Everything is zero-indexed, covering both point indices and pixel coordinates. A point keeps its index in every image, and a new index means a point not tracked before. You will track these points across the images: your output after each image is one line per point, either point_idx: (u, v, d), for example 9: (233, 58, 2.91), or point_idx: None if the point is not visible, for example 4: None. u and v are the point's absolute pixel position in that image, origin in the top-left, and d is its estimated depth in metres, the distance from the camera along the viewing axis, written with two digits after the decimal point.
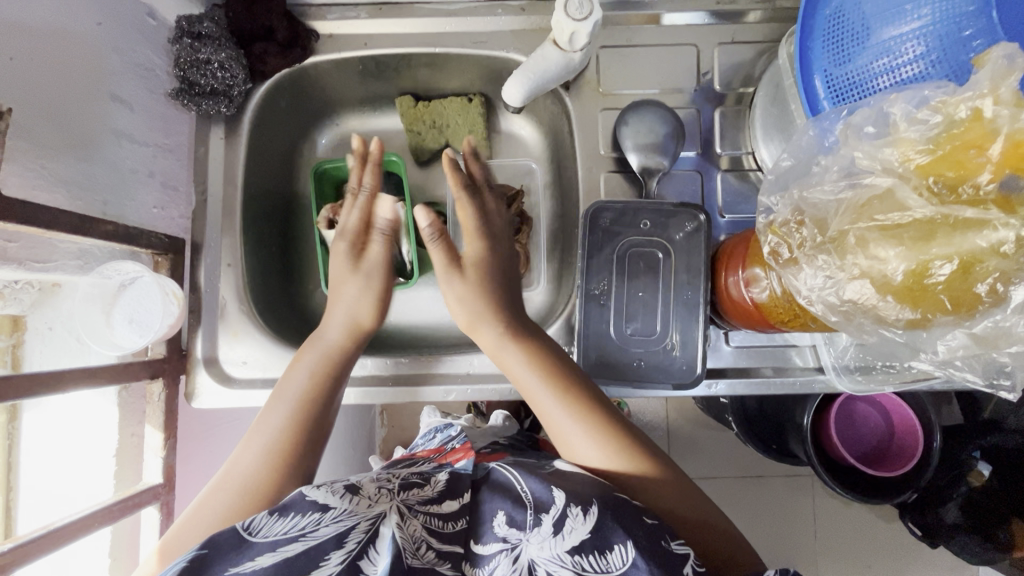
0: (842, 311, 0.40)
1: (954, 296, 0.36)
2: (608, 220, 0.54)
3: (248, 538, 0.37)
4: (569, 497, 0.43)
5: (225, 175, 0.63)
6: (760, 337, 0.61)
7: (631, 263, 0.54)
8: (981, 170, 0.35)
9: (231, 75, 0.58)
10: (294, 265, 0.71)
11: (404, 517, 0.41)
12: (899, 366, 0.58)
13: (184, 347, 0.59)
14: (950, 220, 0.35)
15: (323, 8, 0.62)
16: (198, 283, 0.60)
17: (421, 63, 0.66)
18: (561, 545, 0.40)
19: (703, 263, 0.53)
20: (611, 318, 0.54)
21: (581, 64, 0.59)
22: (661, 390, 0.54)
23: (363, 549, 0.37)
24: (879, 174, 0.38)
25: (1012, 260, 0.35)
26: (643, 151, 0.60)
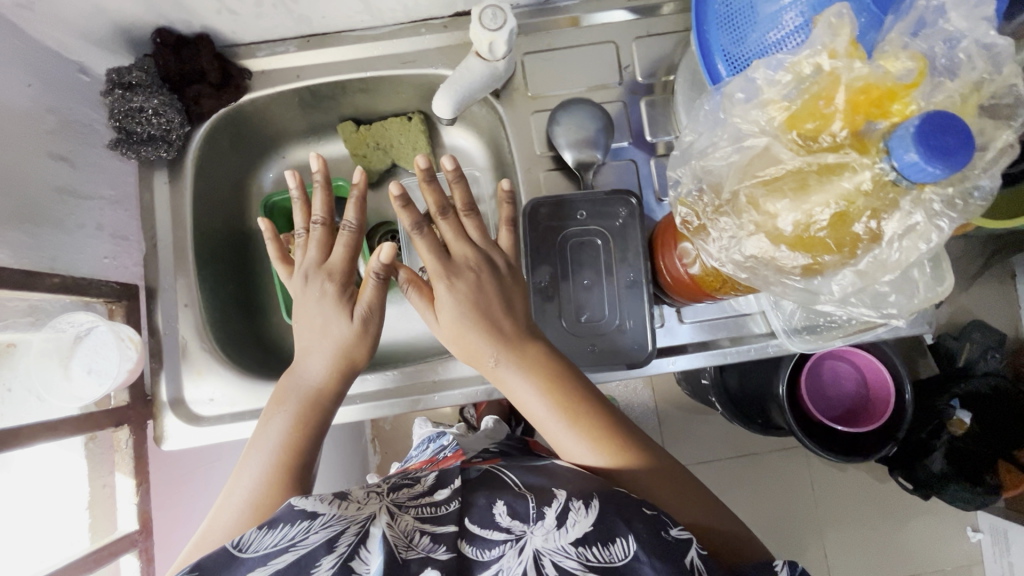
0: (748, 267, 0.42)
1: (837, 239, 0.39)
2: (545, 214, 0.56)
3: (238, 555, 0.39)
4: (570, 492, 0.44)
5: (173, 219, 0.63)
6: (704, 310, 0.64)
7: (572, 253, 0.56)
8: (834, 119, 0.37)
9: (168, 120, 0.59)
10: (256, 300, 0.71)
11: (394, 516, 0.43)
12: (840, 320, 0.60)
13: (149, 393, 0.59)
14: (816, 168, 0.38)
15: (252, 47, 0.64)
16: (157, 326, 0.60)
17: (356, 89, 0.68)
18: (564, 537, 0.41)
19: (641, 246, 0.55)
20: (560, 309, 0.56)
21: (506, 72, 0.62)
22: (620, 368, 0.56)
23: (355, 550, 0.40)
24: (757, 135, 0.41)
25: (875, 196, 0.37)
26: (576, 147, 0.62)
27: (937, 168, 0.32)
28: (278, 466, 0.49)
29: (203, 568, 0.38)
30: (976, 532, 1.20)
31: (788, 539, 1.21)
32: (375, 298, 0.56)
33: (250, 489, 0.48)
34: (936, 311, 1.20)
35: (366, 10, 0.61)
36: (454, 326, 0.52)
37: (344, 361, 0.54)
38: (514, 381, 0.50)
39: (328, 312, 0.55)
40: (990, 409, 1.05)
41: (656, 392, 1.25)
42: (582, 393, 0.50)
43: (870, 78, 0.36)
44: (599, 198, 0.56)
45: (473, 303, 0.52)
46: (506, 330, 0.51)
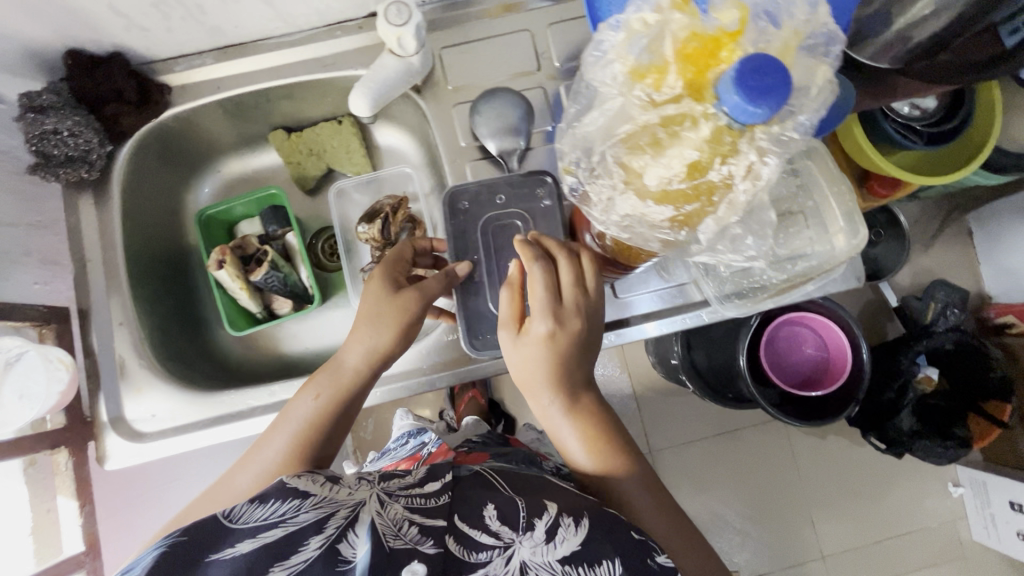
0: (626, 227, 0.42)
1: (696, 191, 0.38)
2: (466, 203, 0.57)
3: (229, 526, 0.40)
4: (560, 509, 0.45)
5: (102, 239, 0.62)
6: (625, 286, 0.65)
7: (493, 235, 0.57)
8: (668, 72, 0.37)
9: (86, 140, 0.59)
10: (199, 317, 0.72)
11: (384, 504, 0.44)
12: (763, 281, 0.60)
13: (89, 413, 0.59)
14: (662, 123, 0.37)
15: (169, 62, 0.64)
16: (92, 346, 0.60)
17: (280, 96, 0.68)
18: (553, 553, 0.41)
19: (562, 225, 0.56)
20: (484, 294, 0.56)
21: (423, 68, 0.63)
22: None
23: (342, 533, 0.40)
24: (612, 94, 0.40)
25: (726, 148, 0.36)
26: (498, 136, 0.63)
27: (760, 108, 0.31)
28: (301, 452, 0.52)
29: (192, 537, 0.39)
30: (956, 487, 1.22)
31: (775, 512, 1.22)
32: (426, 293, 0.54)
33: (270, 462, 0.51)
34: (899, 273, 1.21)
35: (279, 16, 0.62)
36: (525, 364, 0.51)
37: (382, 356, 0.55)
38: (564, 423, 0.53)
39: (376, 319, 0.54)
40: (953, 365, 1.08)
41: (634, 379, 1.25)
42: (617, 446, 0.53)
43: (696, 27, 0.37)
44: (519, 181, 0.57)
45: (557, 347, 0.51)
46: (567, 375, 0.51)
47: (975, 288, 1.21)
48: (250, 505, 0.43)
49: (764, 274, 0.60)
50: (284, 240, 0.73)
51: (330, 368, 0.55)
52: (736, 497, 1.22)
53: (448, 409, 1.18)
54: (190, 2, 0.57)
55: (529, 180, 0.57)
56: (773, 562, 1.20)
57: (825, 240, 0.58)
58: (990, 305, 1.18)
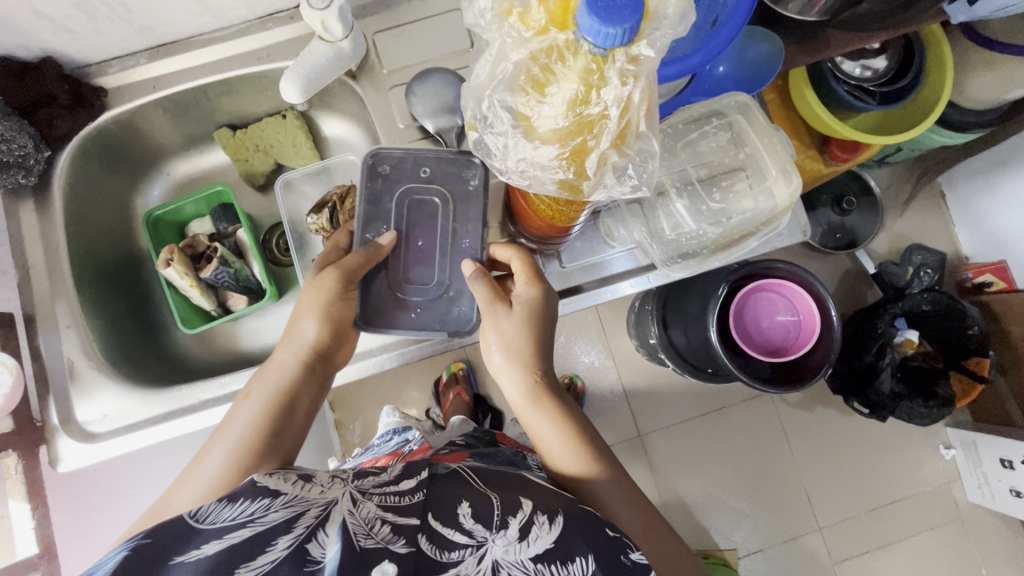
0: (525, 172, 0.42)
1: (578, 125, 0.39)
2: (387, 167, 0.57)
3: (196, 526, 0.39)
4: (535, 506, 0.45)
5: (45, 244, 0.62)
6: (575, 256, 0.65)
7: (410, 209, 0.58)
8: (531, 6, 0.37)
9: (22, 145, 0.59)
10: (154, 320, 0.72)
11: (356, 503, 0.43)
12: (702, 238, 0.62)
13: (39, 417, 0.59)
14: (535, 59, 0.38)
15: (103, 64, 0.65)
16: (39, 350, 0.60)
17: (218, 93, 0.69)
18: (525, 551, 0.41)
19: (478, 211, 0.58)
20: (391, 267, 0.57)
21: (357, 52, 0.63)
22: (443, 332, 0.58)
23: (312, 533, 0.39)
24: (488, 32, 0.40)
25: (605, 81, 0.37)
26: (435, 115, 0.63)
27: (614, 29, 0.32)
28: (246, 455, 0.49)
29: (158, 536, 0.38)
30: (948, 449, 1.21)
31: (767, 487, 1.21)
32: (351, 266, 0.54)
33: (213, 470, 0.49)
34: (874, 240, 1.21)
35: (208, 11, 0.62)
36: (502, 345, 0.54)
37: (316, 349, 0.54)
38: (539, 407, 0.54)
39: (302, 309, 0.54)
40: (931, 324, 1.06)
41: (618, 363, 1.23)
42: (588, 433, 0.55)
43: None
44: (449, 160, 0.58)
45: (532, 329, 0.54)
46: (542, 355, 0.55)
47: (952, 249, 1.20)
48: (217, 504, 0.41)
49: (701, 228, 0.62)
50: (234, 238, 0.73)
51: (262, 373, 0.54)
52: (727, 474, 1.21)
53: (432, 408, 1.17)
54: (114, 1, 0.57)
55: (456, 159, 0.58)
56: (769, 538, 1.18)
57: (764, 189, 0.60)
58: (966, 266, 1.17)
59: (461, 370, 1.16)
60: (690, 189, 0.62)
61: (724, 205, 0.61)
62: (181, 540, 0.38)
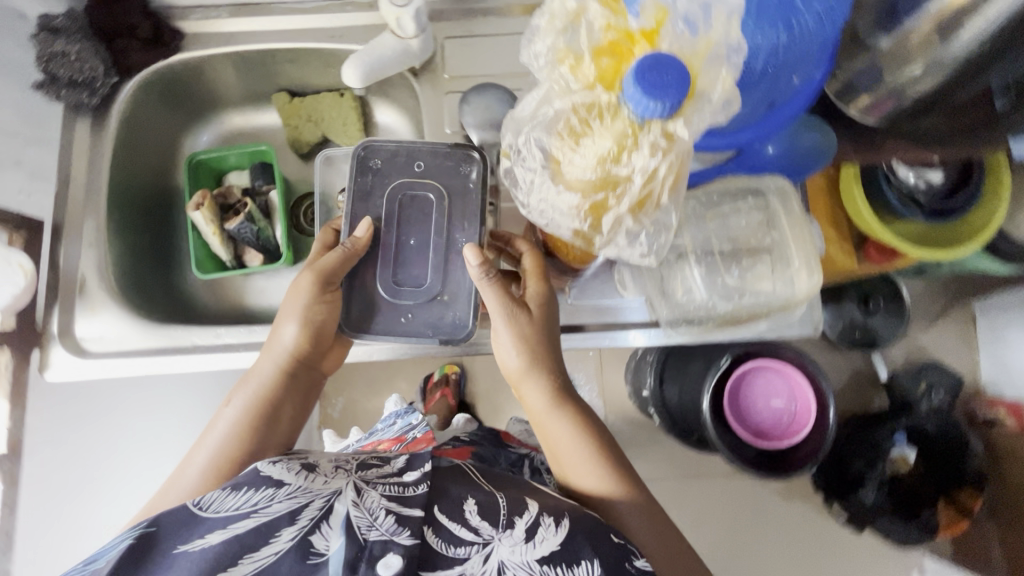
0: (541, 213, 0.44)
1: (603, 183, 0.40)
2: (380, 161, 0.59)
3: (199, 514, 0.40)
4: (541, 508, 0.45)
5: (89, 163, 0.65)
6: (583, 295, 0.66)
7: (403, 205, 0.58)
8: (583, 61, 0.39)
9: (91, 67, 0.63)
10: (170, 256, 0.75)
11: (360, 493, 0.43)
12: (707, 309, 0.62)
13: (40, 324, 0.61)
14: (577, 112, 0.39)
15: (186, 10, 0.68)
16: (57, 260, 0.62)
17: (285, 59, 0.71)
18: (531, 552, 0.41)
19: (474, 207, 0.58)
20: (380, 267, 0.58)
21: (423, 53, 0.66)
22: (433, 335, 0.58)
23: (316, 525, 0.40)
24: (539, 75, 0.42)
25: (637, 148, 0.38)
26: (483, 128, 0.64)
27: (655, 102, 0.34)
28: (226, 461, 0.51)
29: (162, 526, 0.39)
30: None
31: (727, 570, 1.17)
32: (332, 266, 0.55)
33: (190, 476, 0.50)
34: None
35: None
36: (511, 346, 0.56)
37: (294, 357, 0.56)
38: (546, 412, 0.56)
39: (285, 315, 0.56)
40: (930, 444, 0.96)
41: (606, 407, 1.22)
42: (601, 436, 0.56)
43: (610, 22, 0.38)
44: (445, 157, 0.59)
45: (537, 331, 0.56)
46: (549, 360, 0.57)
47: None
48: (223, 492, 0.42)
49: (708, 299, 0.61)
50: (266, 197, 0.76)
51: (245, 382, 0.56)
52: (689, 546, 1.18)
53: (416, 402, 1.17)
54: None
55: (452, 156, 0.59)
56: None
57: (783, 276, 0.60)
58: None
59: (452, 375, 1.16)
60: (710, 260, 0.61)
61: (740, 284, 0.60)
62: (182, 526, 0.39)
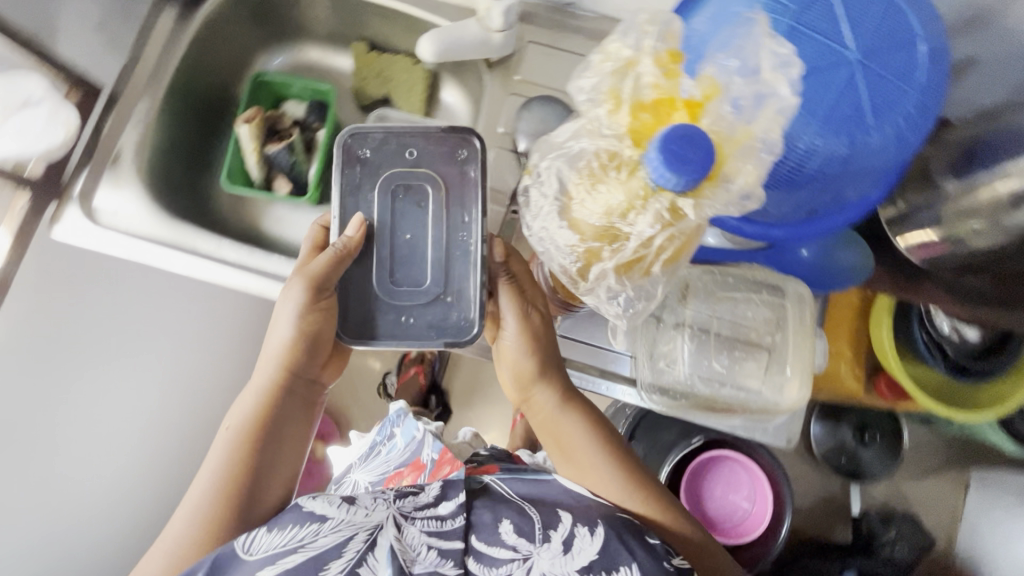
0: (539, 235, 0.46)
1: (602, 230, 0.42)
2: (371, 146, 0.55)
3: (246, 555, 0.44)
4: (575, 518, 0.51)
5: (165, 49, 0.68)
6: (572, 330, 0.64)
7: (395, 197, 0.55)
8: (621, 110, 0.40)
9: None
10: (208, 158, 0.77)
11: (400, 528, 0.48)
12: (687, 387, 0.60)
13: (68, 179, 0.64)
14: (600, 156, 0.41)
15: None
16: (103, 127, 0.66)
17: (374, 12, 0.73)
18: (570, 564, 0.48)
19: (471, 198, 0.55)
20: (375, 269, 0.54)
21: (502, 48, 0.66)
22: (435, 337, 0.54)
23: (362, 557, 0.45)
24: (582, 108, 0.43)
25: (641, 208, 0.39)
26: (533, 138, 0.64)
27: (673, 175, 0.35)
28: (227, 482, 0.49)
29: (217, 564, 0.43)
30: None
31: None
32: (323, 269, 0.52)
33: (185, 516, 0.48)
34: None
35: None
36: (516, 355, 0.57)
37: (287, 361, 0.54)
38: (557, 418, 0.58)
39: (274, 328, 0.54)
40: None
41: None
42: (610, 437, 0.59)
43: (658, 83, 0.40)
44: (438, 143, 0.55)
45: (543, 335, 0.57)
46: (556, 369, 0.58)
47: None
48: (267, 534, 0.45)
49: (690, 379, 0.60)
50: (312, 133, 0.77)
51: (235, 407, 0.54)
52: None
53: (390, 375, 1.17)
54: None
55: (447, 141, 0.55)
56: None
57: (772, 381, 0.59)
58: None
59: None
60: (704, 337, 0.60)
61: (726, 371, 0.60)
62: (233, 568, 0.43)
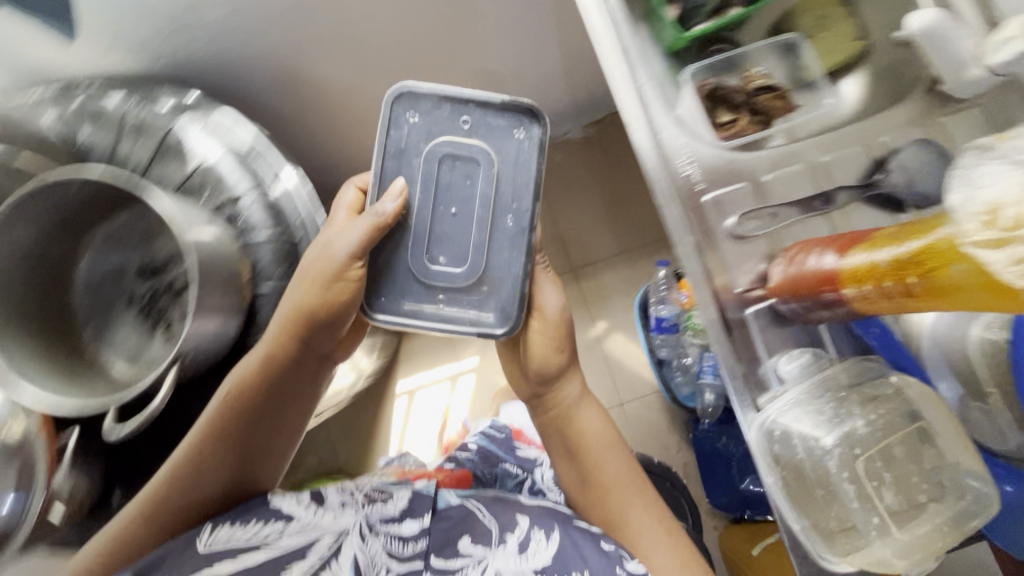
0: (1000, 166, 0.39)
1: None
2: (416, 111, 0.66)
3: (204, 549, 0.55)
4: (529, 528, 0.67)
5: None
6: (755, 331, 0.62)
7: (447, 166, 0.66)
8: None
9: None
10: None
11: (365, 538, 0.60)
12: (809, 458, 0.55)
13: None
14: None
15: None
16: None
17: None
18: (524, 563, 0.63)
19: (524, 179, 0.66)
20: (410, 250, 0.66)
21: (964, 88, 0.59)
22: (469, 325, 0.67)
23: (324, 562, 0.56)
24: None
25: None
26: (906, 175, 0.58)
27: None
28: (214, 443, 0.62)
29: (174, 546, 0.55)
30: None
31: None
32: (364, 241, 0.62)
33: (169, 472, 0.61)
34: None
35: None
36: (544, 356, 0.71)
37: (295, 324, 0.64)
38: (571, 419, 0.73)
39: (296, 301, 0.64)
40: None
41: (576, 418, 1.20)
42: (615, 455, 0.72)
43: None
44: (490, 125, 0.67)
45: (563, 340, 0.71)
46: (568, 381, 0.73)
47: None
48: (229, 527, 0.57)
49: (823, 454, 0.54)
50: (732, 2, 0.76)
51: (236, 369, 0.65)
52: None
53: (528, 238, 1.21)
54: None
55: (504, 117, 0.67)
56: None
57: (881, 531, 0.52)
58: None
59: None
60: (869, 440, 0.54)
61: (858, 483, 0.53)
62: (188, 560, 0.54)
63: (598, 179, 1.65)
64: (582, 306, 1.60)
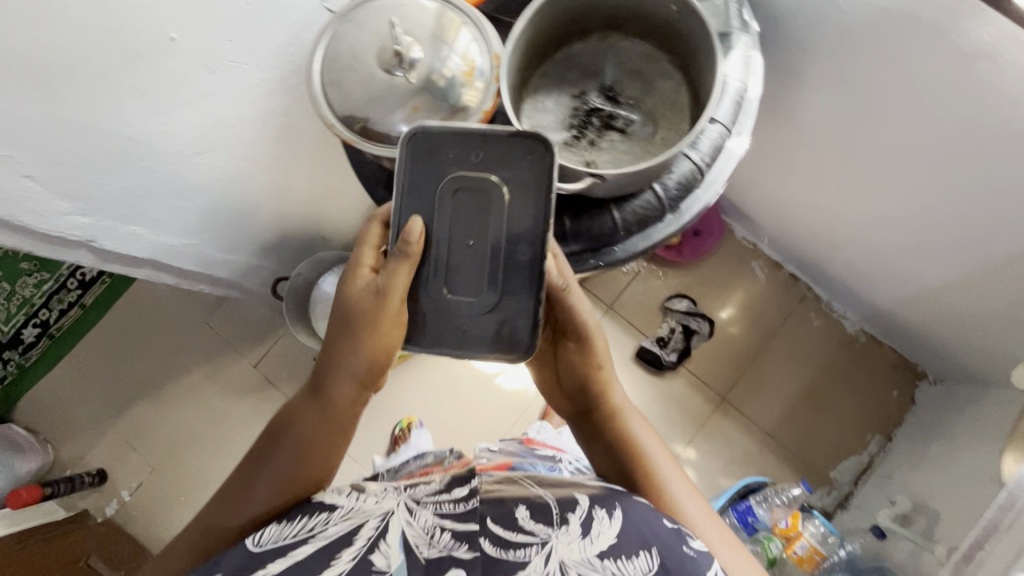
0: None
1: None
2: (423, 138, 0.70)
3: (255, 548, 0.68)
4: (592, 507, 0.73)
5: None
6: None
7: (462, 199, 0.71)
8: None
9: None
10: None
11: (416, 514, 0.74)
12: None
13: None
14: None
15: None
16: None
17: None
18: (590, 546, 0.68)
19: (536, 202, 0.70)
20: (423, 284, 0.74)
21: None
22: (486, 348, 0.75)
23: (376, 542, 0.69)
24: None
25: None
26: None
27: None
28: (275, 466, 0.78)
29: (250, 547, 0.68)
30: None
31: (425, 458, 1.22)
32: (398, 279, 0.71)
33: (240, 492, 0.77)
34: None
35: None
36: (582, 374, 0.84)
37: (342, 371, 0.77)
38: (611, 420, 0.87)
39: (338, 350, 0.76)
40: None
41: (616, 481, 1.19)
42: (643, 458, 0.85)
43: None
44: (501, 155, 0.71)
45: (597, 352, 0.84)
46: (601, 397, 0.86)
47: None
48: (278, 528, 0.71)
49: None
50: None
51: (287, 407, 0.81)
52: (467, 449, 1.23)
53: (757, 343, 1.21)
54: None
55: (514, 143, 0.70)
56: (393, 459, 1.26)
57: None
58: None
59: None
60: None
61: None
62: (254, 553, 0.67)
63: (817, 372, 1.57)
64: (693, 424, 1.57)
